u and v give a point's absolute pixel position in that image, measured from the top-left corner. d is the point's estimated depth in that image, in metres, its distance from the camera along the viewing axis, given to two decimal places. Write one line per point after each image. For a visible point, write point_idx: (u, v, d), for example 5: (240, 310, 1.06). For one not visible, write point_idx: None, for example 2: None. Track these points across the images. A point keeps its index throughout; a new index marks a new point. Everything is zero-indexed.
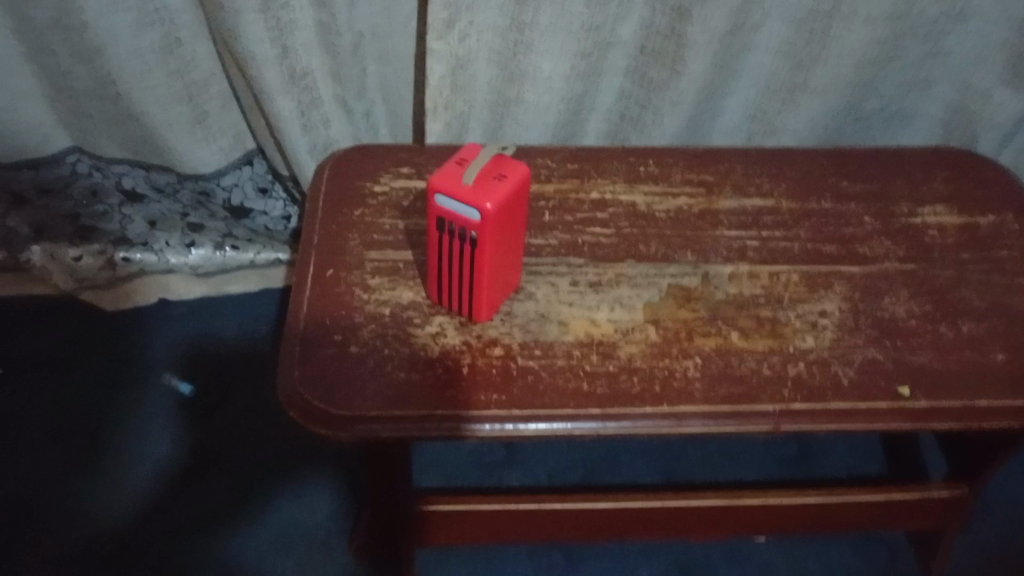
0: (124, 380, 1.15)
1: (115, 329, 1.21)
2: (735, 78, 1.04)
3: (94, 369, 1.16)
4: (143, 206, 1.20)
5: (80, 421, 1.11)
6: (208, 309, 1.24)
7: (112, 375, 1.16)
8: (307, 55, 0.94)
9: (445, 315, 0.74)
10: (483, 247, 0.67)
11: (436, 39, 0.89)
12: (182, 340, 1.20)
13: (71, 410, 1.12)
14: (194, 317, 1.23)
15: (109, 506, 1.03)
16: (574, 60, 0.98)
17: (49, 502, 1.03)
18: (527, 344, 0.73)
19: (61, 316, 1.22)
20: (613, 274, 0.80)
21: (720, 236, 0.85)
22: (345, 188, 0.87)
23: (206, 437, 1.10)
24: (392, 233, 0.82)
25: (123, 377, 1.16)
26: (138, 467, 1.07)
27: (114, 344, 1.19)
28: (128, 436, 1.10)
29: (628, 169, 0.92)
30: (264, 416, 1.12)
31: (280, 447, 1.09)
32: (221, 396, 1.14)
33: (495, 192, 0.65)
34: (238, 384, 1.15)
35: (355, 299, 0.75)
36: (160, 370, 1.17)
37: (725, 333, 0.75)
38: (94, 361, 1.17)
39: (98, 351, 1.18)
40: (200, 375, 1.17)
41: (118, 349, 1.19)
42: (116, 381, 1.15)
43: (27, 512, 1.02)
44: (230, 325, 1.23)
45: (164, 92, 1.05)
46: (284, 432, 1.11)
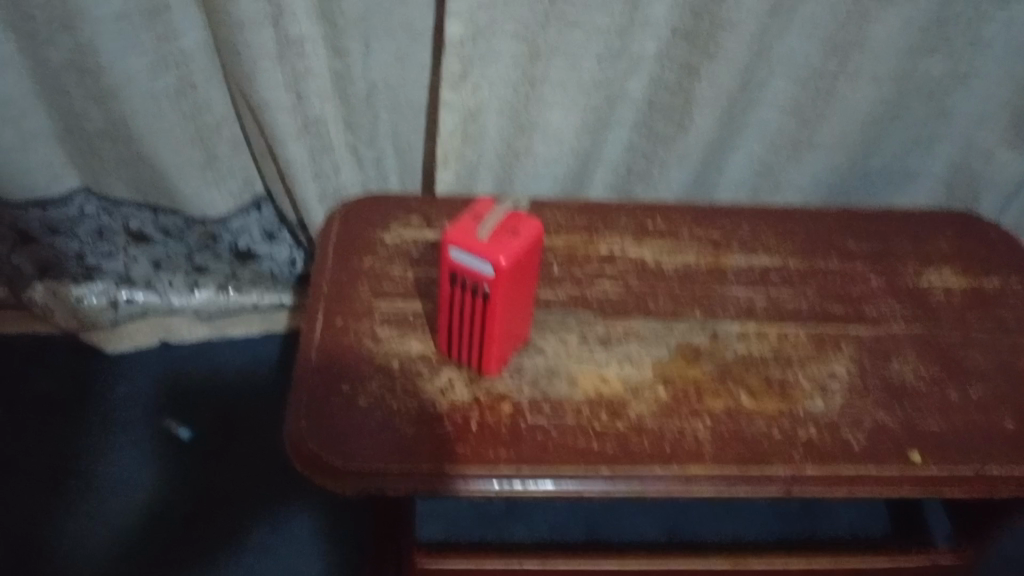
0: (125, 424, 1.14)
1: (116, 371, 1.20)
2: (741, 135, 1.05)
3: (94, 413, 1.15)
4: (148, 248, 1.20)
5: (78, 464, 1.09)
6: (210, 351, 1.24)
7: (113, 419, 1.15)
8: (321, 103, 0.95)
9: (454, 368, 0.74)
10: (495, 301, 0.67)
11: (449, 90, 0.90)
12: (185, 383, 1.20)
13: (68, 453, 1.10)
14: (197, 360, 1.23)
15: (105, 553, 1.01)
16: (585, 113, 0.99)
17: (41, 550, 1.00)
18: (536, 400, 0.72)
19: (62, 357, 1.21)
20: (622, 330, 0.80)
21: (728, 293, 0.85)
22: (356, 237, 0.87)
23: (206, 484, 1.08)
24: (401, 284, 0.82)
25: (124, 421, 1.15)
26: (134, 514, 1.05)
27: (115, 386, 1.18)
28: (126, 482, 1.08)
29: (636, 224, 0.93)
30: (264, 462, 1.11)
31: (280, 495, 1.08)
32: (222, 442, 1.13)
33: (508, 247, 0.65)
34: (240, 431, 1.14)
35: (364, 351, 0.75)
36: (162, 415, 1.15)
37: (734, 393, 0.75)
38: (94, 403, 1.16)
39: (99, 393, 1.17)
40: (201, 420, 1.15)
41: (119, 392, 1.18)
42: (116, 423, 1.14)
43: (18, 559, 0.99)
44: (232, 369, 1.22)
45: (177, 134, 1.06)
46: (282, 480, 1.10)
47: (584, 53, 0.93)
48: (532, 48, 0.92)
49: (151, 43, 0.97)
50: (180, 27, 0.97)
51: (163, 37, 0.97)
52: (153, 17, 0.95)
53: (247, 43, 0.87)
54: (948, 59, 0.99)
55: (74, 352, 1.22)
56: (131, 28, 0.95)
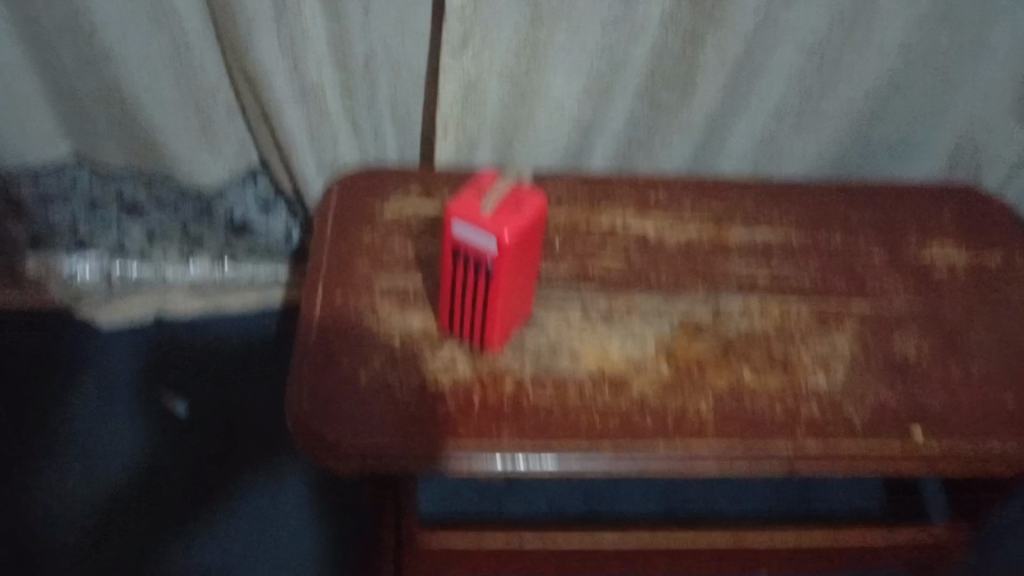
0: (122, 399, 1.14)
1: (113, 345, 1.20)
2: (746, 107, 1.03)
3: (91, 388, 1.15)
4: (143, 219, 1.17)
5: (77, 438, 1.10)
6: (206, 325, 1.23)
7: (111, 392, 1.15)
8: (319, 71, 0.93)
9: (455, 344, 0.73)
10: (498, 277, 0.66)
11: (450, 57, 0.89)
12: (183, 358, 1.19)
13: (66, 428, 1.10)
14: (193, 334, 1.22)
15: (104, 526, 1.01)
16: (587, 81, 0.97)
17: (41, 521, 1.01)
18: (538, 377, 0.72)
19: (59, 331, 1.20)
20: (625, 305, 0.79)
21: (731, 267, 0.85)
22: (355, 211, 0.86)
23: (205, 459, 1.08)
24: (402, 257, 0.81)
25: (121, 396, 1.14)
26: (133, 487, 1.05)
27: (112, 361, 1.18)
28: (124, 457, 1.08)
29: (639, 197, 0.92)
30: (262, 438, 1.11)
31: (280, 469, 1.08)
32: (220, 418, 1.12)
33: (513, 222, 0.64)
34: (238, 406, 1.14)
35: (365, 327, 0.74)
36: (160, 390, 1.15)
37: (737, 370, 0.74)
38: (91, 378, 1.16)
39: (96, 368, 1.17)
40: (199, 395, 1.15)
41: (117, 366, 1.17)
42: (114, 398, 1.14)
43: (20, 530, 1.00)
44: (229, 343, 1.21)
45: (171, 102, 1.03)
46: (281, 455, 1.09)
47: (587, 19, 0.91)
48: (534, 12, 0.90)
49: (144, 3, 0.95)
50: None
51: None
52: None
53: (243, 4, 0.85)
54: (954, 28, 0.98)
55: (69, 327, 1.21)
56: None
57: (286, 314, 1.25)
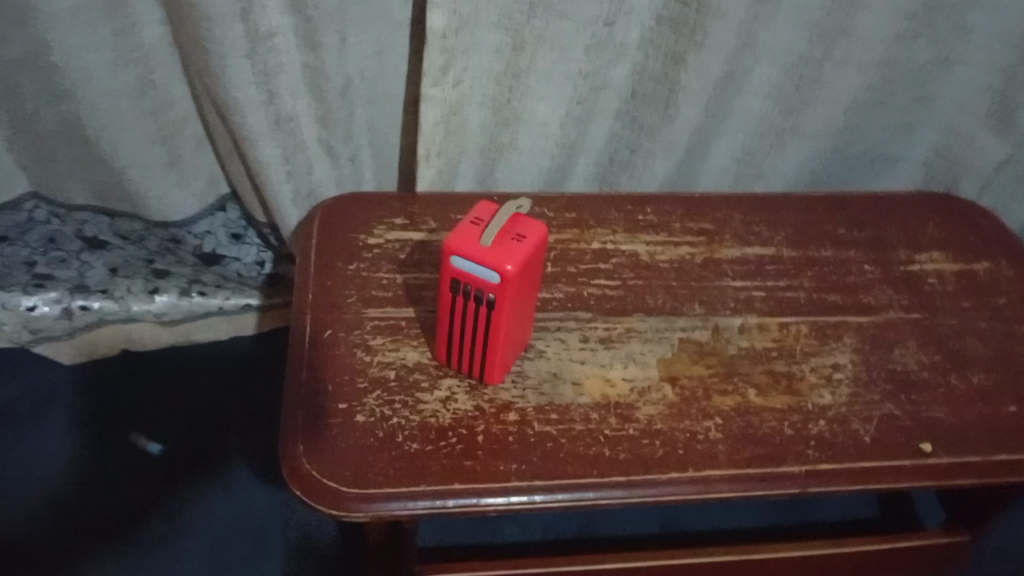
0: (89, 440, 1.08)
1: (76, 385, 1.13)
2: (724, 123, 1.03)
3: (57, 431, 1.08)
4: (105, 252, 1.13)
5: (44, 486, 1.03)
6: (175, 360, 1.17)
7: (78, 435, 1.08)
8: (294, 99, 0.90)
9: (454, 377, 0.70)
10: (500, 309, 0.64)
11: (431, 85, 0.86)
12: (153, 395, 1.13)
13: (32, 475, 1.04)
14: (161, 372, 1.16)
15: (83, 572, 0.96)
16: (570, 105, 0.96)
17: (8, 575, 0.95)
18: (542, 408, 0.69)
19: (17, 375, 1.14)
20: (623, 328, 0.77)
21: (725, 286, 0.84)
22: (338, 240, 0.83)
23: (183, 496, 1.04)
24: (391, 288, 0.78)
25: (89, 437, 1.08)
26: (108, 534, 0.99)
27: (76, 402, 1.11)
28: (96, 503, 1.02)
29: (627, 217, 0.90)
30: (242, 473, 1.06)
31: (265, 507, 1.04)
32: (196, 451, 1.08)
33: (515, 253, 0.62)
34: (216, 443, 1.09)
35: (357, 362, 0.71)
36: (130, 426, 1.09)
37: (742, 389, 0.73)
38: (55, 420, 1.09)
39: (59, 410, 1.10)
40: (171, 432, 1.09)
41: (82, 407, 1.11)
42: (81, 440, 1.08)
43: None
44: (202, 373, 1.16)
45: (138, 135, 0.99)
46: (264, 494, 1.05)
47: (572, 45, 0.90)
48: (517, 39, 0.88)
49: (110, 38, 0.90)
50: (142, 21, 0.90)
51: (123, 33, 0.90)
52: (111, 11, 0.88)
53: (217, 38, 0.82)
54: (931, 44, 0.99)
55: (29, 368, 1.14)
56: (89, 22, 0.88)
57: (261, 343, 1.20)
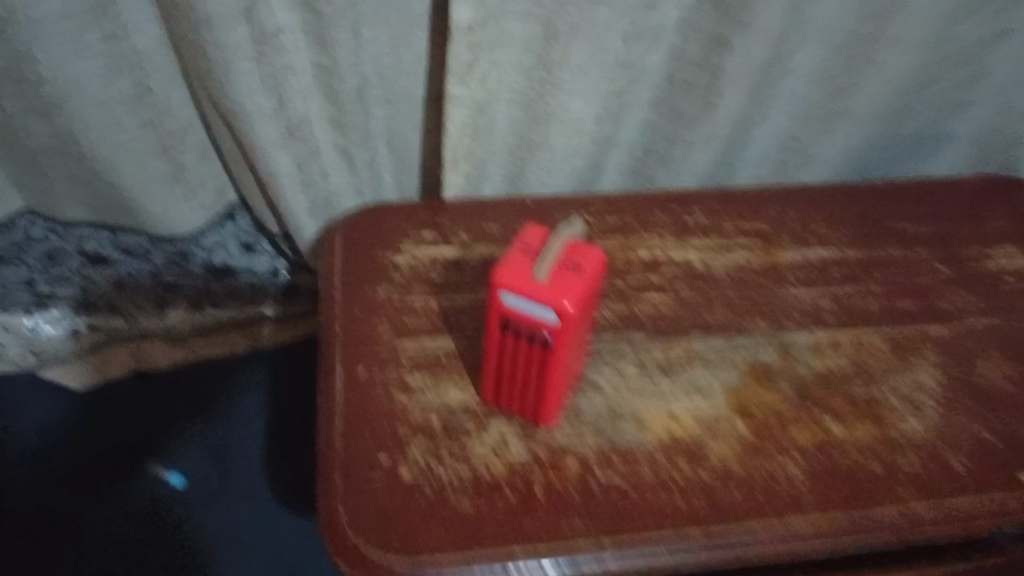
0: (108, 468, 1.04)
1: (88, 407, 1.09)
2: (766, 108, 0.95)
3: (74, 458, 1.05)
4: (110, 269, 1.05)
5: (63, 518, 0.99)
6: (188, 378, 1.13)
7: (93, 464, 1.04)
8: (306, 103, 0.82)
9: (503, 419, 0.64)
10: (558, 350, 0.57)
11: (457, 84, 0.77)
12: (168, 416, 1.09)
13: (50, 506, 1.00)
14: (175, 392, 1.11)
15: None
16: (607, 99, 0.87)
17: None
18: (602, 451, 0.63)
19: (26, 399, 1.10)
20: (683, 351, 0.70)
21: (789, 295, 0.76)
22: (364, 261, 0.75)
23: (210, 528, 1.00)
24: (426, 315, 0.71)
25: (108, 465, 1.04)
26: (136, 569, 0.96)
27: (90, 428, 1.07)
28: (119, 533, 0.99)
29: (673, 218, 0.83)
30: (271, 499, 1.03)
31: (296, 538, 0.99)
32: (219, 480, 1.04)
33: (575, 288, 0.54)
34: (240, 470, 1.05)
35: (396, 405, 0.64)
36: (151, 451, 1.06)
37: (819, 418, 0.67)
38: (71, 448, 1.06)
39: (75, 437, 1.06)
40: (191, 458, 1.06)
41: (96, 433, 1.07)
42: (97, 470, 1.04)
43: None
44: (220, 394, 1.11)
45: (135, 147, 0.90)
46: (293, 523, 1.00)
47: (609, 32, 0.80)
48: (548, 29, 0.79)
49: (100, 43, 0.82)
50: (132, 23, 0.81)
51: (115, 41, 0.82)
52: (97, 13, 0.79)
53: (219, 42, 0.74)
54: (978, 24, 0.90)
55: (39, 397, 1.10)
56: (78, 32, 0.80)
57: (277, 356, 1.15)
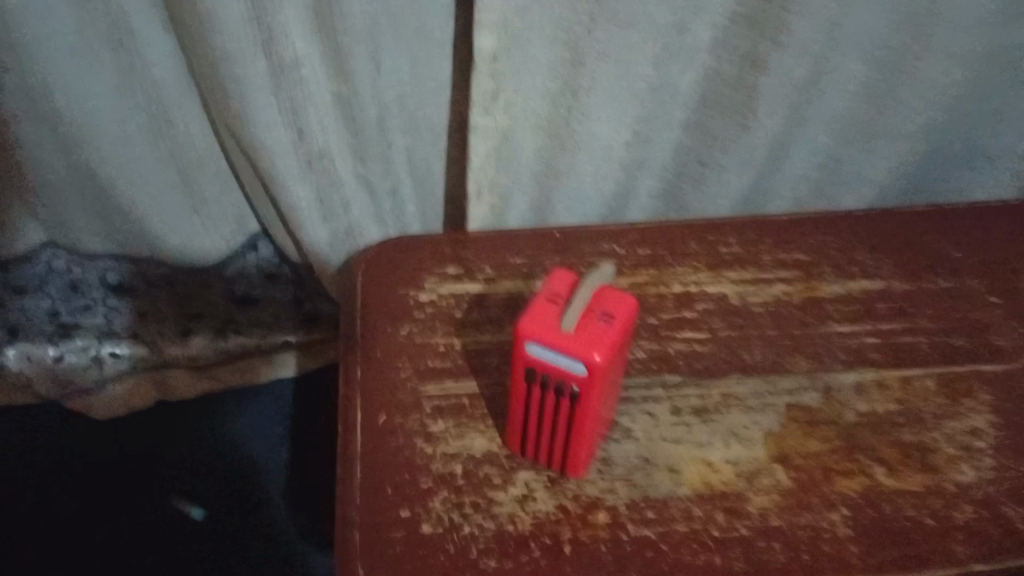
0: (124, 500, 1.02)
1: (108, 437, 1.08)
2: (805, 128, 0.90)
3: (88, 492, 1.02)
4: (132, 298, 1.04)
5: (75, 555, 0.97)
6: (211, 409, 1.11)
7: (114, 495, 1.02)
8: (325, 134, 0.79)
9: (530, 470, 0.61)
10: (586, 403, 0.53)
11: (481, 114, 0.75)
12: (191, 448, 1.07)
13: (63, 544, 0.98)
14: (198, 421, 1.10)
15: None
16: (636, 125, 0.84)
17: None
18: (635, 505, 0.59)
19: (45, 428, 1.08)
20: (720, 395, 0.67)
21: (832, 333, 0.72)
22: (385, 298, 0.73)
23: (227, 562, 0.97)
24: (449, 357, 0.68)
25: (124, 497, 1.02)
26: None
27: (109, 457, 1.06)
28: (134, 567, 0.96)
29: (708, 250, 0.79)
30: (292, 532, 1.00)
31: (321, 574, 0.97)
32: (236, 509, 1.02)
33: (604, 340, 0.51)
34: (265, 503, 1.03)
35: (418, 456, 0.61)
36: (166, 483, 1.03)
37: (867, 469, 0.63)
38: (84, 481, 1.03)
39: (88, 471, 1.04)
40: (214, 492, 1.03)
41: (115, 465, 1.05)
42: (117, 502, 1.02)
43: None
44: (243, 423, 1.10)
45: (153, 179, 0.90)
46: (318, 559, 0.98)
47: (639, 59, 0.78)
48: (575, 54, 0.77)
49: (117, 76, 0.81)
50: (149, 57, 0.79)
51: (132, 76, 0.80)
52: (113, 46, 0.78)
53: (236, 75, 0.72)
54: None
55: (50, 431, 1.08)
56: (95, 66, 0.80)
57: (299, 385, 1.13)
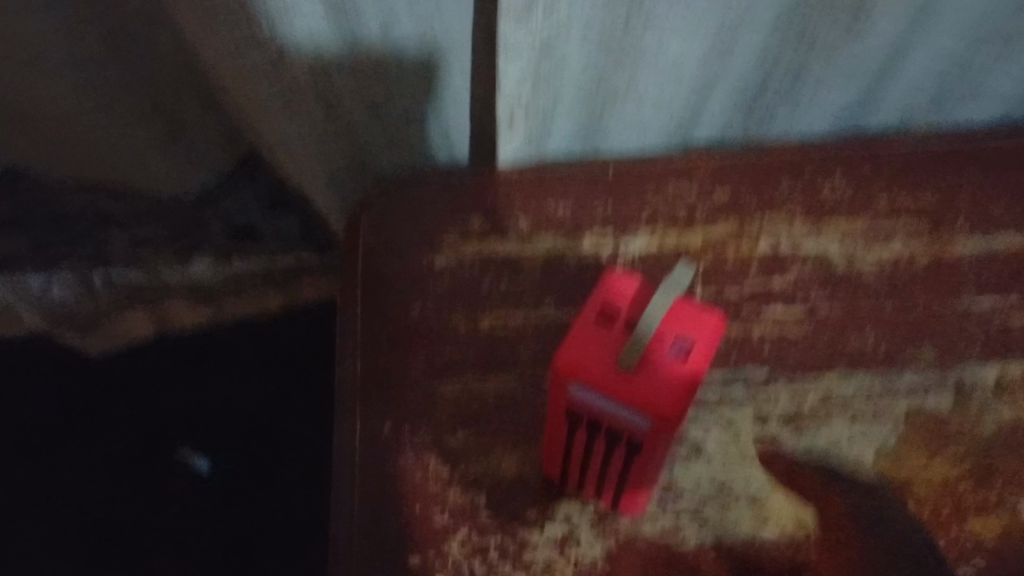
0: (125, 487, 1.03)
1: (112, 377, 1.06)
2: (933, 26, 0.69)
3: (80, 471, 1.04)
4: (124, 227, 0.89)
5: (101, 521, 1.01)
6: (217, 343, 1.05)
7: (123, 439, 1.04)
8: (317, 44, 0.63)
9: (572, 502, 0.49)
10: (649, 450, 0.41)
11: (513, 24, 0.56)
12: (186, 395, 1.05)
13: (82, 508, 1.02)
14: (196, 361, 1.05)
15: (159, 542, 1.00)
16: (714, 29, 0.65)
17: (100, 526, 1.01)
18: (708, 552, 0.48)
19: (54, 373, 1.07)
20: (820, 397, 0.52)
21: (967, 309, 0.56)
22: (392, 261, 0.58)
23: (235, 532, 1.00)
24: (473, 344, 0.55)
25: (120, 481, 1.03)
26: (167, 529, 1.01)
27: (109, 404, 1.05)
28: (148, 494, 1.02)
29: (804, 191, 0.61)
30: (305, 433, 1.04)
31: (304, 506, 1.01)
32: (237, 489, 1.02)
33: (676, 387, 0.38)
34: (270, 420, 1.04)
35: (431, 482, 0.50)
36: (157, 453, 1.03)
37: (1010, 504, 0.49)
38: (76, 459, 1.04)
39: (82, 447, 1.04)
40: (212, 434, 1.03)
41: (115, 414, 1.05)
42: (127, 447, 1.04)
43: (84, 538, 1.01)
44: (242, 365, 1.05)
45: (121, 103, 0.77)
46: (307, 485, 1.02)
47: None
48: None
49: None
50: None
51: None
52: None
53: None
54: None
55: (34, 422, 1.06)
56: None
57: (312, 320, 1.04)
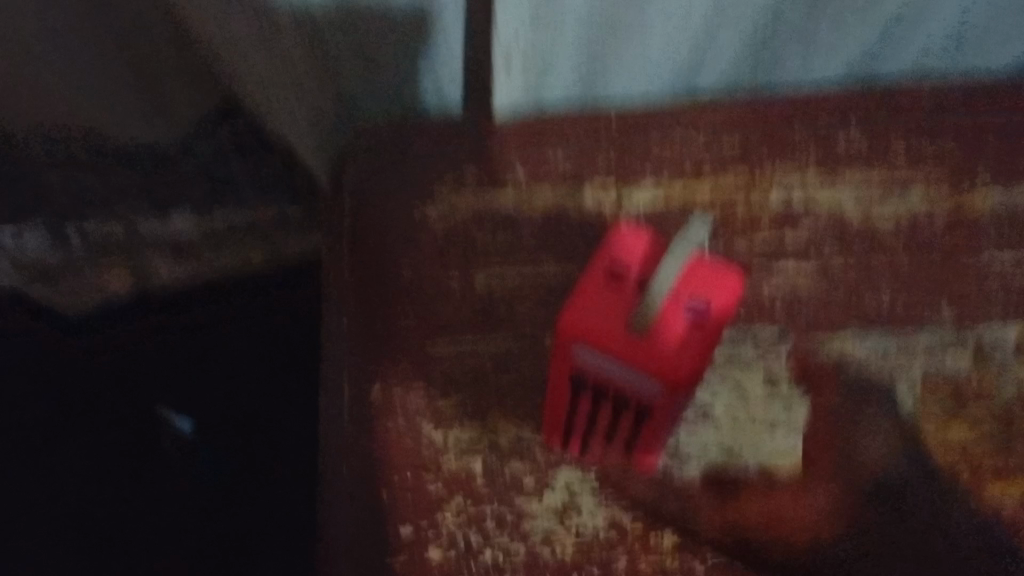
0: (101, 485, 0.91)
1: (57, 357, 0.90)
2: None
3: (50, 462, 0.91)
4: (89, 173, 0.81)
5: (83, 513, 0.91)
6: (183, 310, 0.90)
7: (86, 423, 0.91)
8: None
9: (571, 468, 0.47)
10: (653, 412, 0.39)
11: None
12: (153, 370, 0.89)
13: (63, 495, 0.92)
14: (167, 332, 0.90)
15: (151, 530, 0.91)
16: None
17: (83, 521, 0.91)
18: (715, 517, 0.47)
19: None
20: (830, 358, 0.50)
21: (988, 266, 0.53)
22: (380, 212, 0.54)
23: (232, 514, 0.92)
24: (468, 301, 0.51)
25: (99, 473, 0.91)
26: (160, 515, 0.92)
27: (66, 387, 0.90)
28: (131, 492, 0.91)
29: (819, 138, 0.57)
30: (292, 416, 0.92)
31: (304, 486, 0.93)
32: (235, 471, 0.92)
33: (684, 353, 0.35)
34: (257, 398, 0.92)
35: (424, 449, 0.47)
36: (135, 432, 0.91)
37: None
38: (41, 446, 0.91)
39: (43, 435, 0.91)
40: (190, 415, 0.91)
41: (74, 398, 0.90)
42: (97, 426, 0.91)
43: (68, 532, 0.91)
44: (218, 333, 0.90)
45: (86, 31, 0.69)
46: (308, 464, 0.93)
47: None
48: None
49: None
50: None
51: None
52: None
53: None
54: None
55: None
56: None
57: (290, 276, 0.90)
